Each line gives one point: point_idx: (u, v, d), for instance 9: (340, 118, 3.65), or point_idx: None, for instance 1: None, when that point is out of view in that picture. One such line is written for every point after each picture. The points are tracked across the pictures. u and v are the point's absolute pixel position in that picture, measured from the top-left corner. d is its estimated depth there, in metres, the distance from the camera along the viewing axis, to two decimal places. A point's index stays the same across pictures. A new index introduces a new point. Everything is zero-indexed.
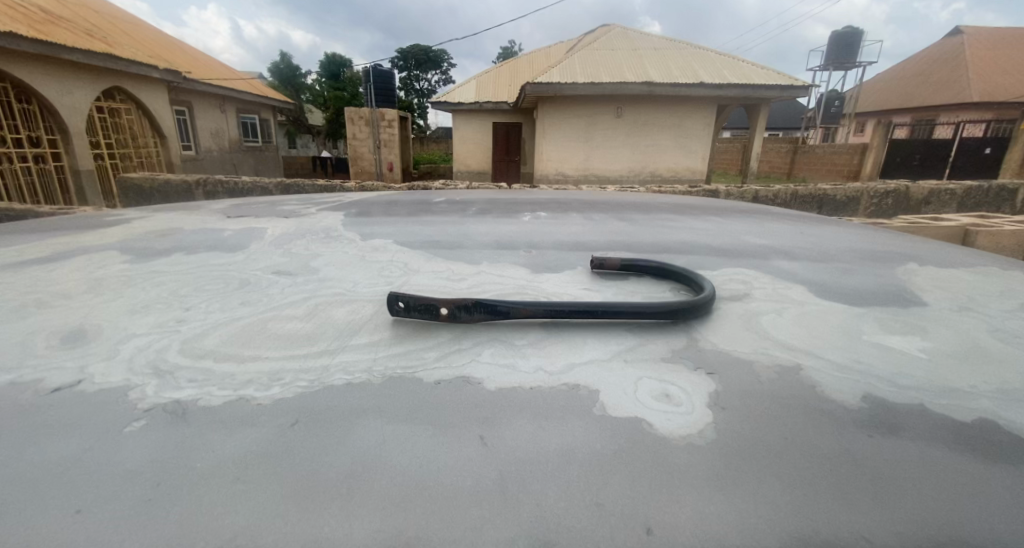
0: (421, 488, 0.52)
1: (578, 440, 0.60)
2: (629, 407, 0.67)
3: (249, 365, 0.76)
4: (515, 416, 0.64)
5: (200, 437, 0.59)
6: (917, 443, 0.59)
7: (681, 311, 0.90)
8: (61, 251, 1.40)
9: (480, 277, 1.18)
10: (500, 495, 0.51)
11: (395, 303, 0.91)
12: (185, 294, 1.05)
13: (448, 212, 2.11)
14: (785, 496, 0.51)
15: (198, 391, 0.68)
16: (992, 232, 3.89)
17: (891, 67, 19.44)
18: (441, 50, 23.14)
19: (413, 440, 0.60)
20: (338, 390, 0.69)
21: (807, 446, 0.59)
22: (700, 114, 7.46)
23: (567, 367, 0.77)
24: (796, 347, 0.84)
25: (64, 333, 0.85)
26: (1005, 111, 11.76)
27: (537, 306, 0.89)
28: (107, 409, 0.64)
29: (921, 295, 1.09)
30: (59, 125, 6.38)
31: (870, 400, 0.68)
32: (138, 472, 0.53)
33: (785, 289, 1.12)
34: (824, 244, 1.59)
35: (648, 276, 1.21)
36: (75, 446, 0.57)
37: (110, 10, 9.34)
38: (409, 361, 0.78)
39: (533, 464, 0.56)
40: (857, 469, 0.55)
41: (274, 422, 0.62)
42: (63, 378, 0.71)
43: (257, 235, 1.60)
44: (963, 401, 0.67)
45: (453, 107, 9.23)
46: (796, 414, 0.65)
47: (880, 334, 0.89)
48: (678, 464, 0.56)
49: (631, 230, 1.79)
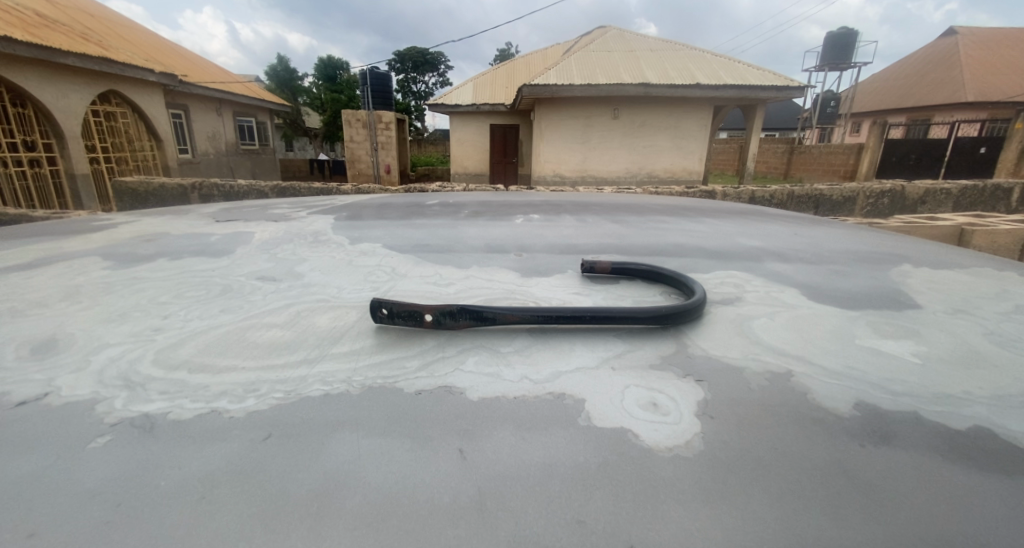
0: (395, 504, 0.50)
1: (561, 453, 0.58)
2: (614, 416, 0.65)
3: (224, 376, 0.74)
4: (496, 427, 0.62)
5: (167, 453, 0.57)
6: (910, 453, 0.57)
7: (669, 316, 0.88)
8: (44, 257, 1.38)
9: (468, 282, 1.15)
10: (476, 509, 0.49)
11: (378, 309, 0.88)
12: (165, 300, 1.03)
13: (441, 215, 2.09)
14: (772, 511, 0.49)
15: (168, 403, 0.66)
16: (988, 232, 3.89)
17: (885, 69, 19.60)
18: (440, 52, 23.20)
19: (389, 455, 0.57)
20: (316, 401, 0.67)
21: (797, 457, 0.57)
22: (698, 114, 7.44)
23: (553, 374, 0.75)
24: (787, 352, 0.82)
25: (35, 342, 0.83)
26: (999, 111, 11.84)
27: (525, 312, 0.86)
28: (71, 423, 0.61)
29: (915, 297, 1.07)
30: (54, 129, 6.32)
31: (862, 407, 0.66)
32: (97, 491, 0.51)
33: (778, 291, 1.10)
34: (818, 246, 1.57)
35: (639, 280, 1.19)
36: (35, 464, 0.55)
37: (107, 14, 9.33)
38: (391, 370, 0.76)
39: (512, 477, 0.54)
40: (848, 481, 0.53)
41: (246, 436, 0.60)
42: (29, 391, 0.68)
43: (243, 240, 1.58)
44: (957, 408, 0.65)
45: (451, 108, 9.20)
46: (787, 424, 0.63)
47: (874, 338, 0.87)
48: (664, 477, 0.54)
49: (624, 232, 1.77)
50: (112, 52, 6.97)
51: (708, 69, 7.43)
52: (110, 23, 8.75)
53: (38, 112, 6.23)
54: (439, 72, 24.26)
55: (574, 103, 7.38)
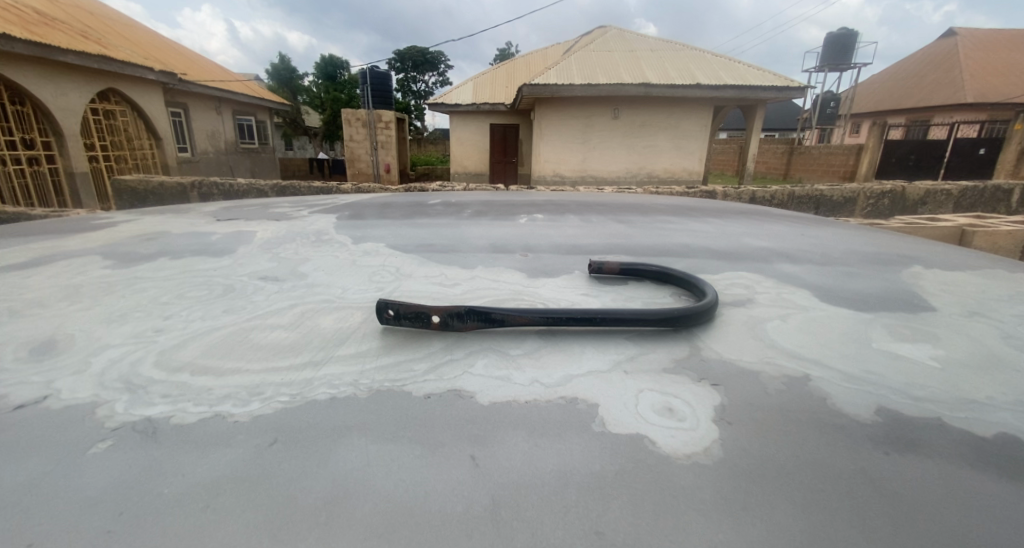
0: (406, 512, 0.48)
1: (577, 461, 0.56)
2: (630, 423, 0.63)
3: (227, 379, 0.72)
4: (508, 433, 0.61)
5: (171, 459, 0.55)
6: (937, 461, 0.56)
7: (681, 318, 0.86)
8: (42, 256, 1.36)
9: (474, 282, 1.14)
10: (491, 519, 0.47)
11: (385, 311, 0.86)
12: (167, 300, 1.01)
13: (444, 215, 2.07)
14: (799, 524, 0.47)
15: (172, 407, 0.64)
16: (988, 233, 3.89)
17: (883, 71, 19.67)
18: (440, 52, 23.26)
19: (399, 461, 0.56)
20: (323, 406, 0.65)
21: (820, 466, 0.55)
22: (699, 114, 7.41)
23: (564, 379, 0.73)
24: (802, 355, 0.80)
25: (33, 344, 0.81)
26: (998, 112, 11.86)
27: (534, 314, 0.84)
28: (71, 428, 0.60)
29: (930, 300, 1.05)
30: (54, 127, 6.28)
31: (884, 413, 0.64)
32: (98, 499, 0.49)
33: (788, 293, 1.09)
34: (825, 246, 1.56)
35: (648, 280, 1.17)
36: (32, 471, 0.53)
37: (106, 12, 9.27)
38: (399, 374, 0.74)
39: (527, 486, 0.52)
40: (873, 489, 0.52)
41: (251, 441, 0.58)
42: (29, 394, 0.67)
43: (245, 239, 1.56)
44: (982, 415, 0.64)
45: (451, 108, 9.18)
46: (807, 430, 0.61)
47: (891, 342, 0.85)
48: (683, 486, 0.52)
49: (629, 232, 1.75)
50: (112, 50, 6.96)
51: (708, 69, 7.42)
52: (109, 21, 8.67)
53: (37, 110, 6.19)
54: (438, 71, 24.20)
55: (575, 103, 7.36)
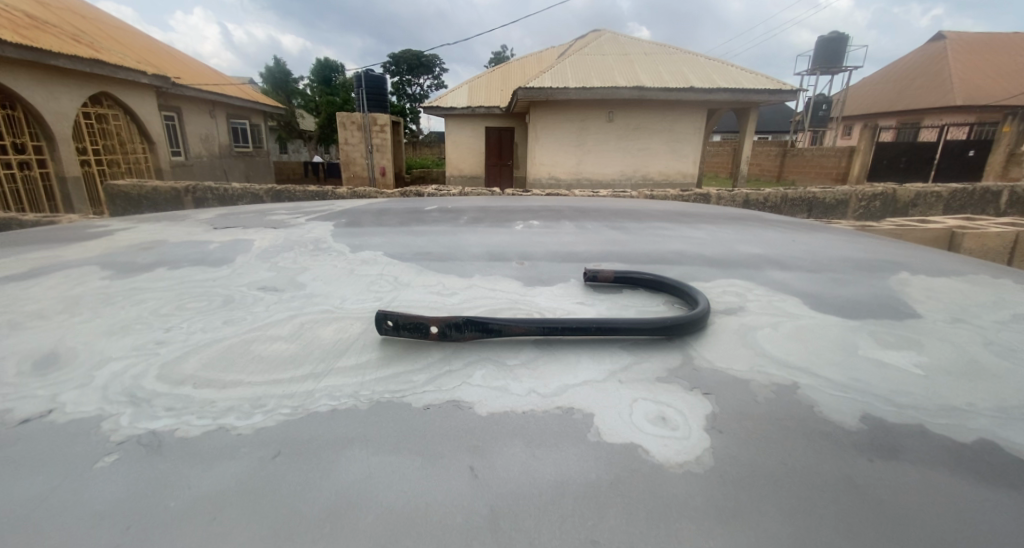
0: (408, 522, 0.50)
1: (573, 470, 0.58)
2: (623, 432, 0.65)
3: (229, 391, 0.73)
4: (505, 443, 0.62)
5: (175, 472, 0.56)
6: (916, 467, 0.58)
7: (672, 327, 0.89)
8: (39, 266, 1.36)
9: (472, 292, 1.16)
10: (490, 530, 0.49)
11: (384, 321, 0.88)
12: (167, 312, 1.02)
13: (441, 221, 2.08)
14: (787, 528, 0.49)
15: (174, 420, 0.66)
16: (977, 235, 3.95)
17: (873, 75, 19.92)
18: (435, 56, 23.37)
19: (400, 473, 0.57)
20: (324, 419, 0.67)
21: (806, 472, 0.57)
22: (691, 118, 7.49)
23: (560, 389, 0.75)
24: (791, 363, 0.83)
25: (35, 357, 0.81)
26: (987, 114, 12.05)
27: (531, 324, 0.87)
28: (75, 442, 0.61)
29: (914, 306, 1.08)
30: (45, 132, 6.26)
31: (868, 420, 0.67)
32: (107, 512, 0.50)
33: (780, 300, 1.12)
34: (816, 253, 1.59)
35: (642, 289, 1.20)
36: (41, 484, 0.54)
37: (99, 16, 9.27)
38: (398, 385, 0.75)
39: (525, 495, 0.54)
40: (857, 495, 0.54)
41: (254, 454, 0.60)
42: (32, 408, 0.68)
43: (242, 248, 1.57)
44: (963, 422, 0.66)
45: (446, 111, 9.22)
46: (796, 438, 0.63)
47: (877, 349, 0.88)
48: (676, 494, 0.54)
49: (624, 239, 1.78)
50: (104, 53, 6.94)
51: (701, 72, 7.50)
52: (102, 25, 8.66)
53: (29, 115, 6.15)
54: (434, 74, 24.23)
55: (570, 107, 7.42)
